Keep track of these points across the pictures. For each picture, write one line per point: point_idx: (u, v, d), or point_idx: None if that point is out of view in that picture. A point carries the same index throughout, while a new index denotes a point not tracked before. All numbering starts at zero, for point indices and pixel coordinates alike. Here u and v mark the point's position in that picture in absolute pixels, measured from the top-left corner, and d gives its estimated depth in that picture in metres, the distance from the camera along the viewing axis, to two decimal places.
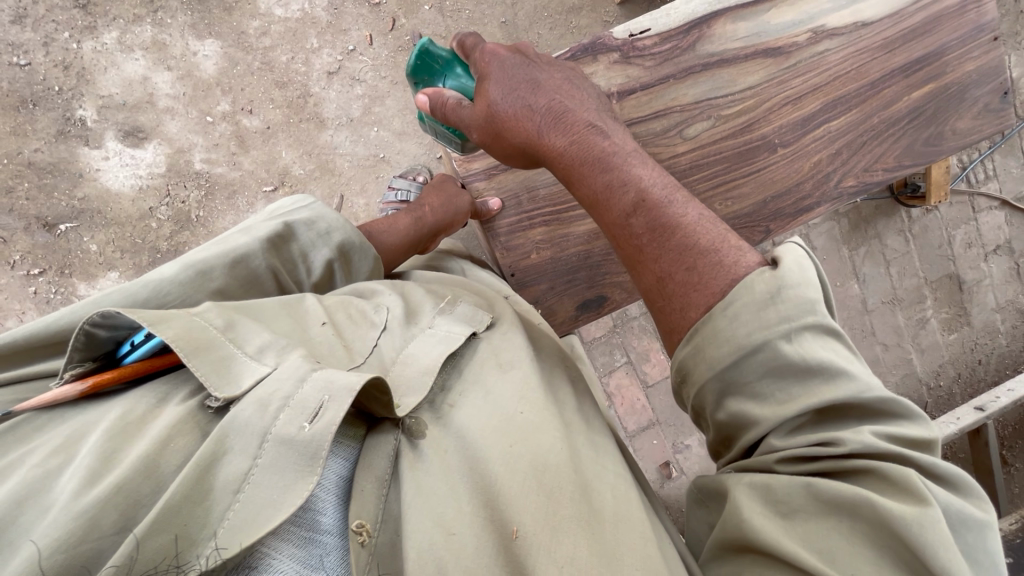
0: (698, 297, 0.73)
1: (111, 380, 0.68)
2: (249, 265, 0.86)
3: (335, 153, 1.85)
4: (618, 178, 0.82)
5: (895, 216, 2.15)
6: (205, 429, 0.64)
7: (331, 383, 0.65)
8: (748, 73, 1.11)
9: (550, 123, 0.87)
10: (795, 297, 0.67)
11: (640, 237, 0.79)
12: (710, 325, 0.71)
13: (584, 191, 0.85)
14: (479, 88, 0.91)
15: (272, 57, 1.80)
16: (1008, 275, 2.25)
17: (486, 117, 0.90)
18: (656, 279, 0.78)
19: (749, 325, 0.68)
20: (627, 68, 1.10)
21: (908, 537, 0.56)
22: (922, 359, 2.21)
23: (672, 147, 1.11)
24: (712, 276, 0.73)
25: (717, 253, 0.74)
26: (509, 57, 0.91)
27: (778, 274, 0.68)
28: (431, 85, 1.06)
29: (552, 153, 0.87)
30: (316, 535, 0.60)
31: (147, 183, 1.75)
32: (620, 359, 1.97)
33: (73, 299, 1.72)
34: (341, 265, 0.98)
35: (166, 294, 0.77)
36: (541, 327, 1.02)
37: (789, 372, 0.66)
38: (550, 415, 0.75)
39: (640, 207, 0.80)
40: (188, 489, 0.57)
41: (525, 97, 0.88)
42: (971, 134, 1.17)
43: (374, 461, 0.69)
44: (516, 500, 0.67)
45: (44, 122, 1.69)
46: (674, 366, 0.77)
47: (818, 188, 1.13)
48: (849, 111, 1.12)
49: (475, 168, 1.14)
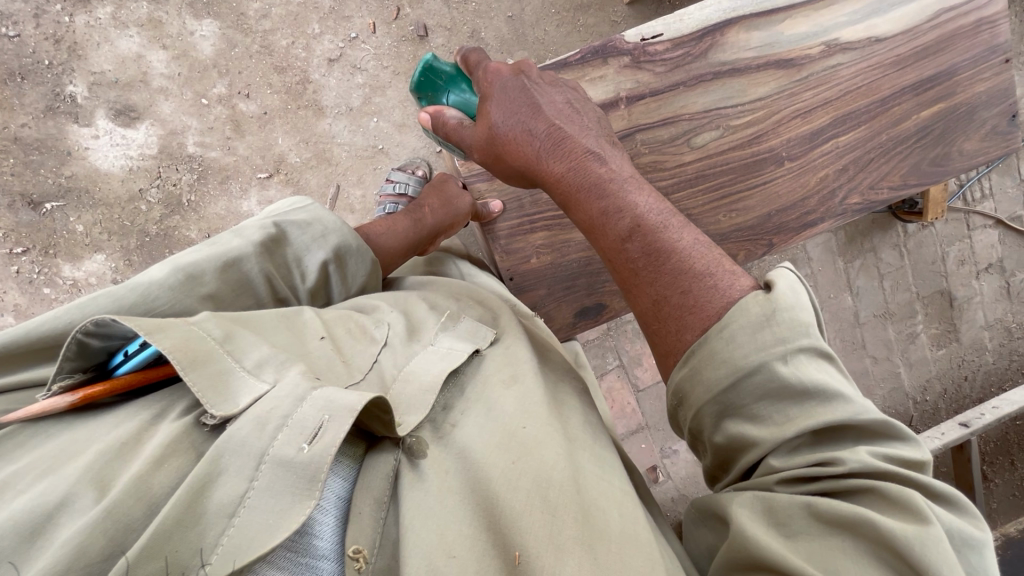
0: (692, 321, 0.72)
1: (102, 392, 0.65)
2: (242, 269, 0.84)
3: (333, 142, 1.81)
4: (614, 205, 0.79)
5: (890, 231, 2.16)
6: (201, 449, 0.62)
7: (331, 403, 0.63)
8: (760, 84, 1.10)
9: (549, 149, 0.84)
10: (790, 319, 0.66)
11: (635, 262, 0.77)
12: (707, 347, 0.70)
13: (580, 218, 0.83)
14: (482, 109, 0.89)
15: (272, 41, 1.76)
16: (998, 293, 2.27)
17: (488, 138, 0.89)
18: (651, 302, 0.76)
19: (746, 347, 0.67)
20: (637, 73, 1.08)
21: (910, 557, 0.56)
22: (910, 373, 2.23)
23: (679, 156, 1.09)
24: (707, 301, 0.71)
25: (711, 278, 0.73)
26: (511, 79, 0.88)
27: (770, 297, 0.68)
28: (435, 101, 1.04)
29: (550, 178, 0.85)
30: (315, 561, 0.60)
31: (138, 164, 1.70)
32: (611, 362, 1.96)
33: (56, 279, 1.67)
34: (337, 267, 0.95)
35: (153, 299, 0.75)
36: (546, 339, 1.00)
37: (785, 393, 0.65)
38: (554, 430, 0.74)
39: (637, 233, 0.77)
40: (178, 514, 0.54)
41: (526, 121, 0.85)
42: (977, 156, 1.16)
43: (372, 483, 0.68)
44: (518, 519, 0.66)
45: (32, 96, 1.64)
46: (671, 389, 0.75)
47: (823, 204, 1.12)
48: (858, 127, 1.11)
49: (477, 169, 1.11)
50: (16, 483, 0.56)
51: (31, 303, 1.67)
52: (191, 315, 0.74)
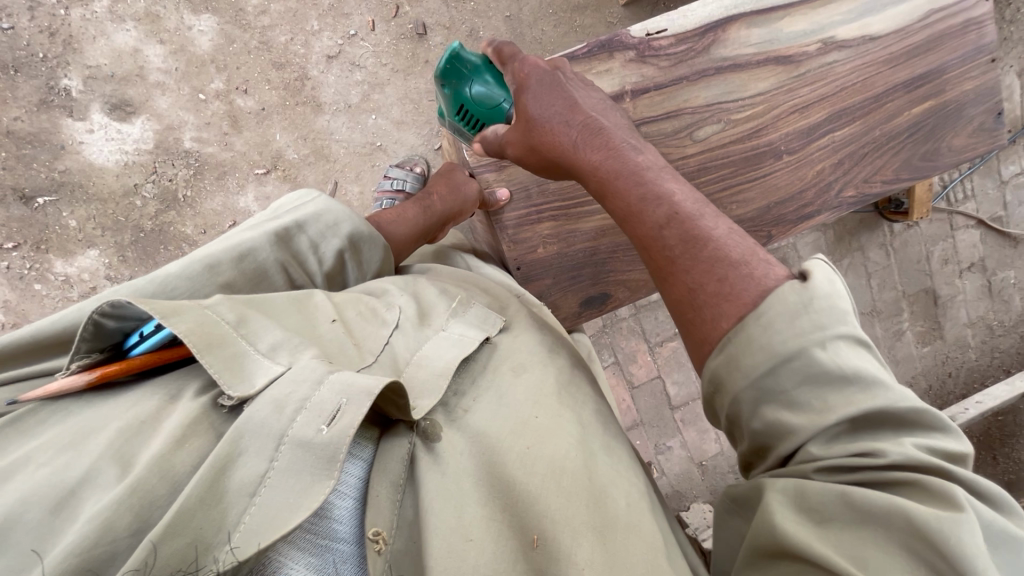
0: (729, 308, 0.68)
1: (117, 372, 0.65)
2: (257, 258, 0.84)
3: (332, 139, 1.81)
4: (652, 192, 0.79)
5: (877, 230, 2.22)
6: (220, 430, 0.62)
7: (349, 386, 0.64)
8: (760, 79, 1.13)
9: (585, 139, 0.86)
10: (829, 306, 0.63)
11: (672, 248, 0.75)
12: (744, 334, 0.66)
13: (617, 206, 0.82)
14: (519, 103, 0.91)
15: (271, 37, 1.76)
16: (980, 292, 2.33)
17: (525, 131, 0.91)
18: (687, 290, 0.73)
19: (785, 333, 0.63)
20: (642, 67, 1.10)
21: (951, 551, 0.52)
22: (896, 369, 2.28)
23: (682, 149, 1.11)
24: (743, 288, 0.68)
25: (746, 266, 0.70)
26: (547, 74, 0.91)
27: (807, 286, 0.65)
28: (458, 88, 1.06)
29: (587, 166, 0.85)
30: (332, 543, 0.60)
31: (133, 159, 1.69)
32: (607, 359, 1.97)
33: (48, 276, 1.65)
34: (352, 255, 0.95)
35: (172, 288, 0.76)
36: (555, 329, 1.01)
37: (826, 380, 0.62)
38: (563, 419, 0.76)
39: (674, 220, 0.76)
40: (201, 492, 0.55)
41: (563, 113, 0.88)
42: (964, 152, 1.21)
43: (389, 466, 0.69)
44: (534, 502, 0.67)
45: (26, 89, 1.62)
46: (705, 374, 0.71)
47: (819, 197, 1.16)
48: (853, 122, 1.15)
49: (486, 159, 1.12)
50: (31, 459, 0.56)
51: (22, 300, 1.64)
52: (205, 299, 0.74)
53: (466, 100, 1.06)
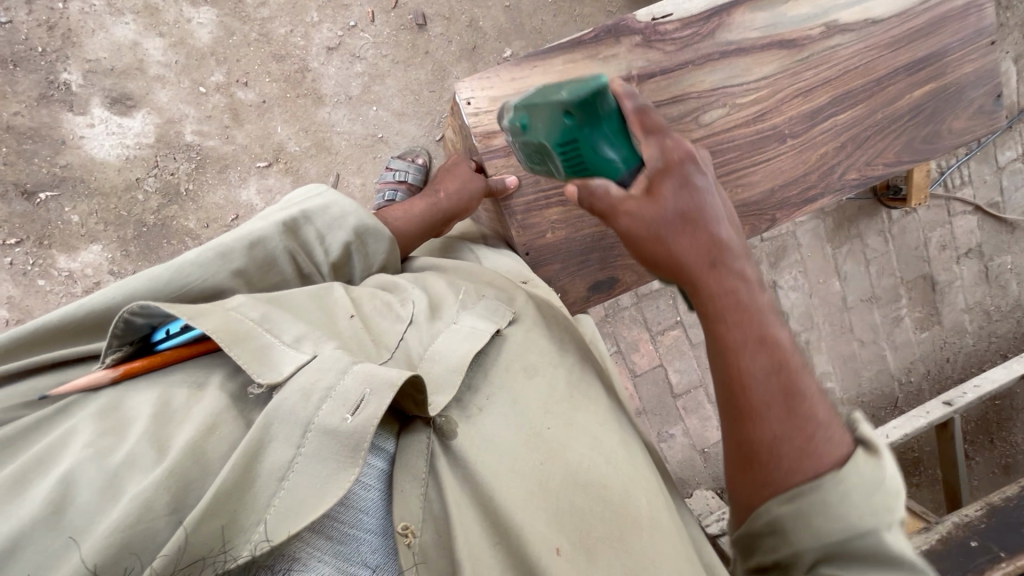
0: (807, 466, 0.70)
1: (143, 368, 0.68)
2: (266, 247, 0.86)
3: (333, 131, 1.81)
4: (767, 337, 0.73)
5: (876, 217, 2.23)
6: (248, 417, 0.65)
7: (371, 376, 0.66)
8: (764, 63, 1.13)
9: (724, 258, 0.76)
10: (894, 490, 0.69)
11: (771, 397, 0.72)
12: (819, 496, 0.68)
13: (729, 334, 0.74)
14: (660, 188, 0.76)
15: (270, 29, 1.75)
16: (977, 277, 2.36)
17: (663, 220, 0.75)
18: (771, 437, 0.71)
19: (859, 508, 0.67)
20: (648, 52, 1.10)
21: None
22: (895, 355, 2.31)
23: (688, 133, 1.12)
24: (827, 451, 0.70)
25: (829, 428, 0.72)
26: (699, 174, 0.77)
27: (878, 460, 0.69)
28: (585, 129, 0.81)
29: (719, 288, 0.75)
30: (360, 533, 0.62)
31: (134, 153, 1.69)
32: (610, 348, 1.98)
33: (51, 271, 1.64)
34: (358, 246, 0.95)
35: (189, 275, 0.79)
36: (563, 315, 1.01)
37: (882, 559, 0.66)
38: (577, 427, 0.79)
39: (780, 370, 0.73)
40: (235, 477, 0.58)
41: (712, 224, 0.76)
42: (964, 134, 1.23)
43: (411, 461, 0.70)
44: (551, 517, 0.72)
45: (25, 84, 1.61)
46: (763, 515, 0.73)
47: (823, 179, 1.18)
48: (855, 106, 1.16)
49: (496, 145, 1.10)
50: (67, 441, 0.59)
51: (26, 296, 1.63)
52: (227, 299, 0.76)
53: (587, 144, 0.82)
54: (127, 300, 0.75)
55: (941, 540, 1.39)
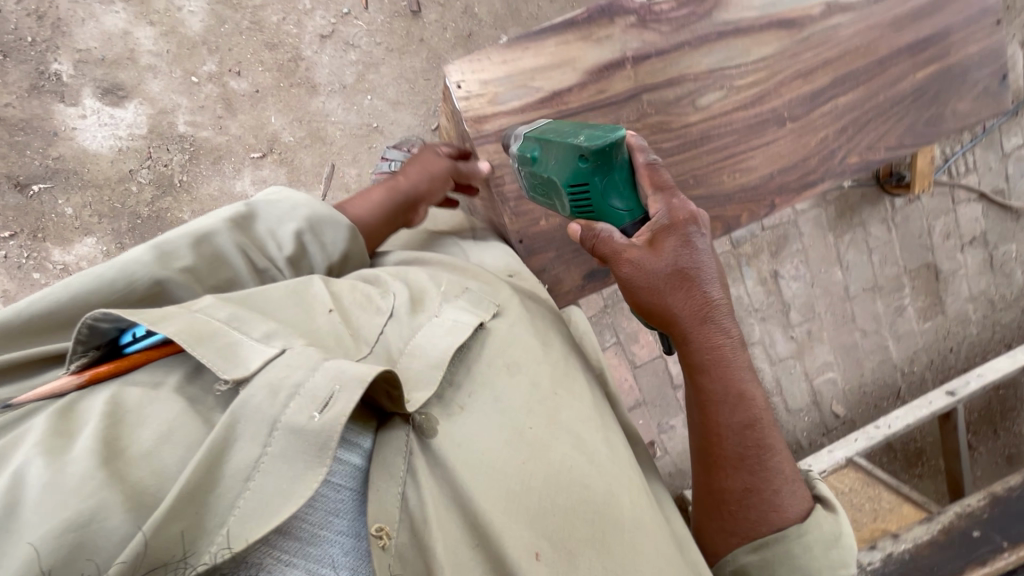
0: (774, 518, 0.87)
1: (108, 373, 0.67)
2: (214, 243, 0.85)
3: (327, 121, 1.79)
4: (747, 396, 0.86)
5: (879, 205, 2.19)
6: (207, 417, 0.64)
7: (341, 373, 0.65)
8: (762, 44, 1.11)
9: (714, 315, 0.85)
10: (843, 543, 0.89)
11: (747, 450, 0.86)
12: (786, 545, 0.86)
13: (711, 386, 0.86)
14: (664, 246, 0.84)
15: (262, 17, 1.73)
16: (981, 266, 2.33)
17: (664, 276, 0.84)
18: (744, 488, 0.87)
19: (816, 556, 0.86)
20: (643, 32, 1.08)
21: None
22: (898, 345, 2.29)
23: (684, 117, 1.09)
24: (790, 503, 0.88)
25: (794, 483, 0.89)
26: (700, 238, 0.86)
27: (833, 516, 0.90)
28: (598, 177, 0.87)
29: (707, 342, 0.85)
30: (332, 535, 0.63)
31: (127, 144, 1.67)
32: (609, 339, 1.95)
33: (46, 264, 1.62)
34: (312, 236, 0.93)
35: (134, 274, 0.78)
36: (547, 309, 1.01)
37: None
38: (559, 427, 0.80)
39: (754, 427, 0.86)
40: (197, 477, 0.57)
41: (706, 284, 0.85)
42: (969, 116, 1.20)
43: (389, 459, 0.69)
44: (533, 520, 0.72)
45: (15, 74, 1.59)
46: (734, 561, 0.90)
47: (823, 164, 1.15)
48: (857, 87, 1.14)
49: (487, 131, 1.05)
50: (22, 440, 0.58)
51: (20, 289, 1.61)
52: (195, 299, 0.75)
53: (597, 190, 0.88)
54: (74, 299, 0.74)
55: (943, 531, 1.37)
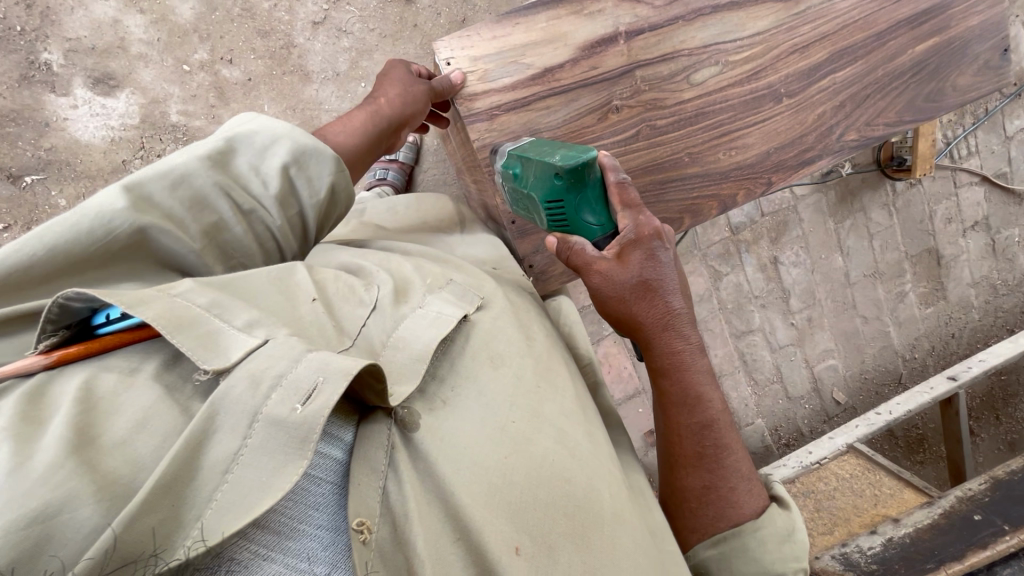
0: (731, 513, 0.87)
1: (79, 354, 0.65)
2: (192, 184, 0.82)
3: (321, 109, 1.77)
4: (706, 397, 0.87)
5: (880, 190, 2.17)
6: (185, 406, 0.63)
7: (326, 366, 0.64)
8: (758, 17, 1.09)
9: (676, 325, 0.87)
10: (798, 541, 0.88)
11: (706, 446, 0.86)
12: (740, 540, 0.85)
13: (670, 386, 0.87)
14: (628, 259, 0.85)
15: (253, 4, 1.71)
16: (983, 251, 2.31)
17: (627, 287, 0.85)
18: (702, 485, 0.87)
19: (771, 554, 0.85)
20: (635, 6, 1.06)
21: None
22: (899, 331, 2.27)
23: (678, 93, 1.08)
24: (747, 500, 0.87)
25: (751, 479, 0.88)
26: (666, 252, 0.87)
27: (787, 513, 0.89)
28: (569, 199, 0.86)
29: (668, 348, 0.87)
30: (312, 530, 0.61)
31: (119, 134, 1.65)
32: (607, 328, 1.93)
33: None
34: (297, 169, 0.89)
35: (109, 220, 0.74)
36: (530, 305, 1.00)
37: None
38: (541, 422, 0.79)
39: (710, 426, 0.87)
40: (174, 470, 0.55)
41: (668, 296, 0.86)
42: (970, 91, 1.18)
43: (371, 454, 0.68)
44: (514, 516, 0.71)
45: (5, 64, 1.57)
46: (693, 556, 0.90)
47: (820, 141, 1.13)
48: (855, 62, 1.12)
49: (477, 108, 1.03)
50: None
51: None
52: (172, 283, 0.73)
53: (571, 208, 0.88)
54: (49, 255, 0.70)
55: (943, 515, 1.37)
